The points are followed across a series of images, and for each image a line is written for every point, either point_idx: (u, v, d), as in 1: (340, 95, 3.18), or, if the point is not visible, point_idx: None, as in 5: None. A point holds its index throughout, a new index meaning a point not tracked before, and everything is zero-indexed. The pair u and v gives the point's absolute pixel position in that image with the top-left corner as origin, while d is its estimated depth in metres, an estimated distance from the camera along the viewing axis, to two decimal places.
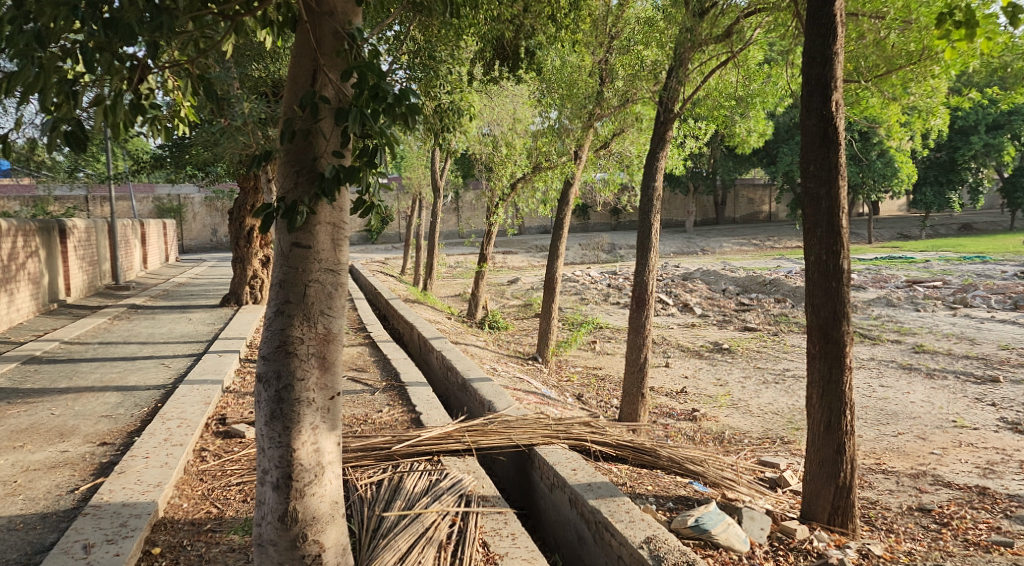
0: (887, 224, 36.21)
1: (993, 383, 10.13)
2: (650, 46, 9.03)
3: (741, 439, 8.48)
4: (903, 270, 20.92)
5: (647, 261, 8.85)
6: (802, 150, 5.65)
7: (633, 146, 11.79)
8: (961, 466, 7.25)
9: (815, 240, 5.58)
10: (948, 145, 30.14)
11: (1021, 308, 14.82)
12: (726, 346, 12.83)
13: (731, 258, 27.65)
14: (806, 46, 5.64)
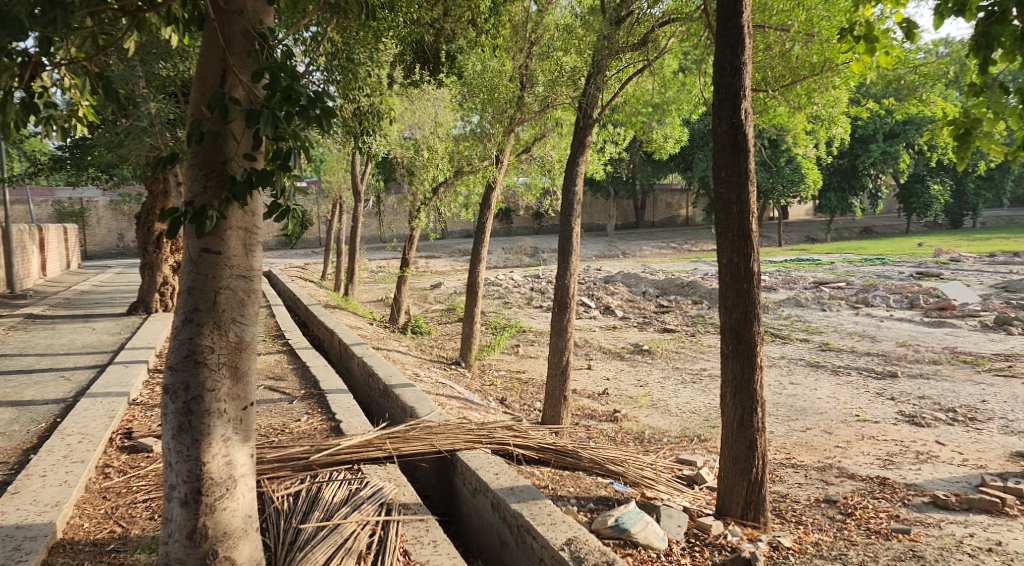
0: (796, 227, 37.48)
1: (893, 378, 10.59)
2: (568, 52, 9.17)
3: (660, 438, 8.66)
4: (811, 271, 21.71)
5: (567, 265, 8.95)
6: (714, 156, 5.82)
7: (554, 150, 11.94)
8: (864, 458, 7.56)
9: (727, 243, 5.76)
10: (850, 152, 31.43)
11: (918, 307, 15.56)
12: (646, 348, 13.06)
13: (651, 261, 28.13)
14: (717, 56, 5.81)
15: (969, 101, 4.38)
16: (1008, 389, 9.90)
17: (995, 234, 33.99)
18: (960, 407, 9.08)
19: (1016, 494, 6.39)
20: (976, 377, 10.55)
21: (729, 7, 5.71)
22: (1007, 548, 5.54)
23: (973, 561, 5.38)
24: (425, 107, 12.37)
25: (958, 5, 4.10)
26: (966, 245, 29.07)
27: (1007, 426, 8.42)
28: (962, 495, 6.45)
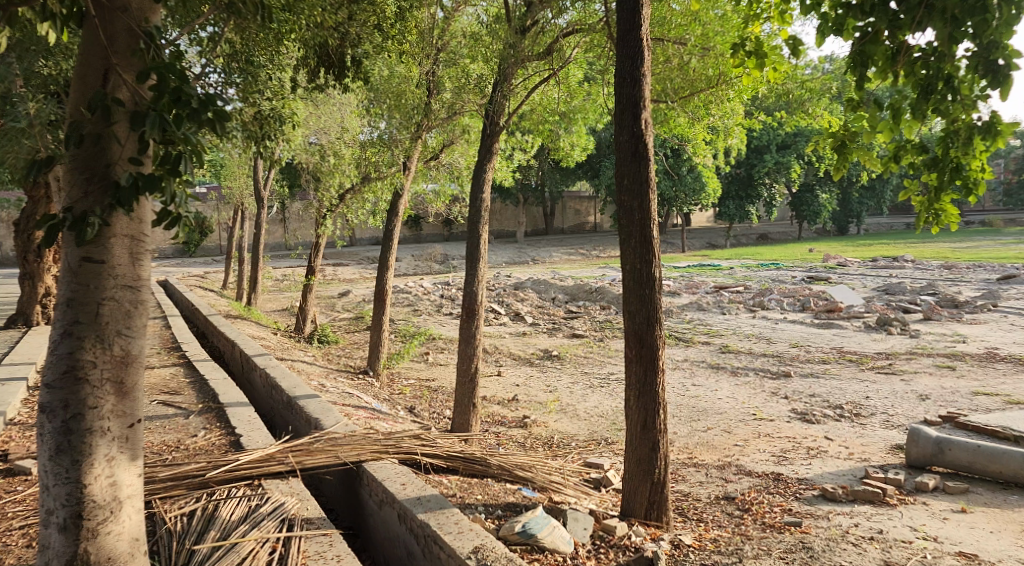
0: (698, 233, 38.53)
1: (788, 378, 10.97)
2: (476, 60, 9.22)
3: (568, 442, 8.73)
4: (711, 276, 22.38)
5: (475, 272, 8.93)
6: (616, 164, 5.91)
7: (463, 157, 11.93)
8: (760, 455, 7.79)
9: (630, 249, 5.86)
10: (747, 162, 32.58)
11: (810, 309, 16.20)
12: (555, 353, 13.17)
13: (560, 267, 28.39)
14: (617, 67, 5.90)
15: (847, 116, 4.62)
16: (889, 385, 10.40)
17: (878, 240, 35.78)
18: (848, 404, 9.48)
19: (897, 484, 6.71)
20: (862, 374, 11.05)
21: (630, 19, 5.82)
22: (887, 535, 5.81)
23: (860, 550, 5.59)
24: (331, 112, 12.17)
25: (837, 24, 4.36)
26: (853, 250, 30.48)
27: (889, 420, 8.83)
28: (849, 487, 6.73)
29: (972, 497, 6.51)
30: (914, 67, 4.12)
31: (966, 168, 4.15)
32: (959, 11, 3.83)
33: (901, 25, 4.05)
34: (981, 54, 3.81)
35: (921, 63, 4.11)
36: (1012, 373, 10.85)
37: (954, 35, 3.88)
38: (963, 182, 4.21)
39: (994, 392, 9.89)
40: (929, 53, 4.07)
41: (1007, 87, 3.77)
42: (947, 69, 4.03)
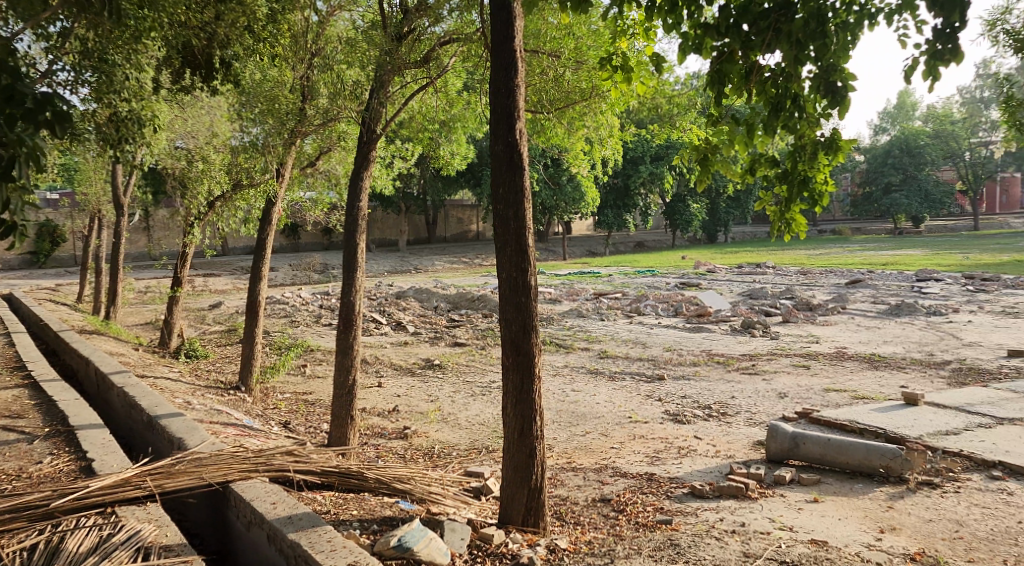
0: (578, 242, 39.21)
1: (662, 381, 11.22)
2: (352, 65, 8.92)
3: (449, 452, 8.63)
4: (591, 284, 22.75)
5: (352, 282, 8.64)
6: (491, 173, 5.88)
7: (340, 165, 11.69)
8: (634, 457, 7.92)
9: (505, 257, 5.84)
10: (623, 172, 33.42)
11: (683, 314, 16.70)
12: (437, 363, 13.05)
13: (442, 275, 28.24)
14: (491, 76, 5.88)
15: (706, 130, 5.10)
16: (753, 385, 10.81)
17: (743, 247, 37.38)
18: (716, 404, 9.78)
19: (758, 478, 6.95)
20: (729, 375, 11.44)
21: (503, 30, 5.80)
22: (748, 528, 6.00)
23: (724, 543, 5.77)
24: (199, 116, 11.71)
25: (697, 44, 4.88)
26: (721, 257, 31.68)
27: (753, 418, 9.16)
28: (715, 483, 6.92)
29: (824, 487, 6.83)
30: (766, 87, 4.73)
31: (812, 180, 4.81)
32: (803, 36, 4.36)
33: (753, 46, 4.54)
34: (823, 75, 4.50)
35: (771, 83, 4.72)
36: (860, 370, 11.49)
37: (798, 58, 4.39)
38: (810, 194, 4.88)
39: (845, 388, 10.44)
40: (778, 74, 4.68)
41: (844, 106, 4.55)
42: (792, 89, 4.63)
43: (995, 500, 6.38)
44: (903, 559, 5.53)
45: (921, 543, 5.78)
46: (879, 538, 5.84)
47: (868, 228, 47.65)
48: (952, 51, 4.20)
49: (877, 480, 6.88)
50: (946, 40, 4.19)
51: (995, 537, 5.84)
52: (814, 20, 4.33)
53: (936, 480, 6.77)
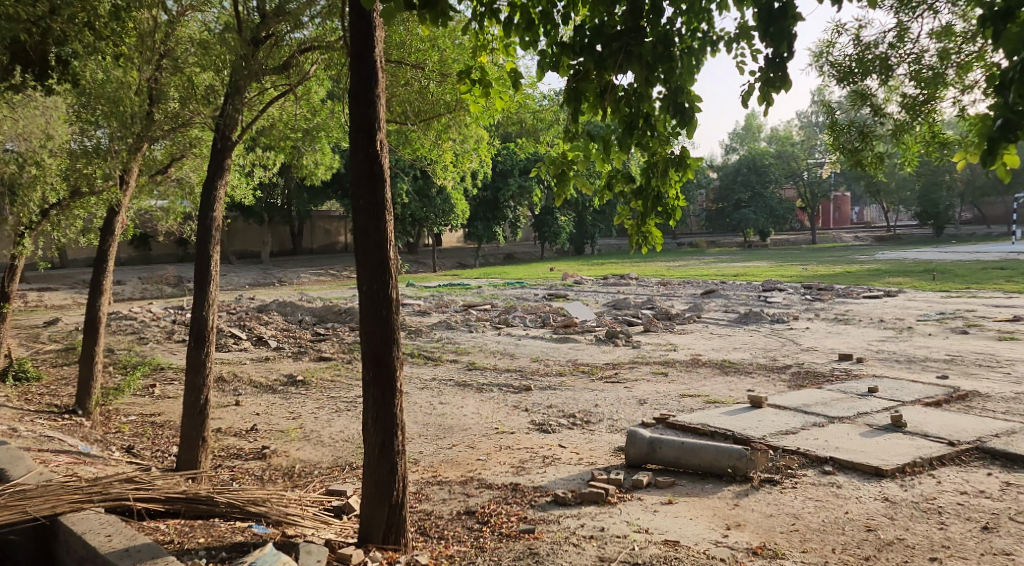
0: (447, 253, 39.15)
1: (528, 392, 11.23)
2: (206, 70, 8.52)
3: (310, 470, 8.29)
4: (460, 295, 22.69)
5: (205, 296, 8.11)
6: (351, 185, 5.68)
7: (194, 172, 11.14)
8: (500, 468, 7.84)
9: (366, 271, 5.64)
10: (492, 185, 33.73)
11: (550, 325, 16.85)
12: (300, 379, 12.58)
13: (308, 288, 27.46)
14: (351, 85, 5.68)
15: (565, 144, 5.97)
16: (615, 393, 10.98)
17: (608, 259, 38.36)
18: (579, 412, 9.87)
19: (617, 483, 7.02)
20: (593, 384, 11.58)
21: (362, 40, 5.64)
22: (606, 532, 6.05)
23: (581, 550, 5.78)
24: (33, 116, 10.55)
25: (554, 61, 5.58)
26: (586, 269, 32.34)
27: (614, 424, 9.29)
28: (577, 490, 6.94)
29: (678, 489, 6.96)
30: (620, 105, 5.35)
31: (664, 195, 5.71)
32: (652, 58, 5.00)
33: (606, 66, 5.14)
34: (673, 97, 5.17)
35: (625, 101, 5.35)
36: (713, 376, 11.88)
37: (649, 77, 5.06)
38: (663, 209, 5.83)
39: (699, 393, 10.77)
40: (631, 94, 5.31)
41: (690, 125, 5.18)
42: (643, 108, 5.39)
43: (826, 493, 6.67)
44: (746, 554, 5.69)
45: (763, 538, 5.96)
46: (725, 535, 5.99)
47: (722, 242, 49.93)
48: (780, 78, 4.79)
49: (725, 480, 7.07)
50: (774, 69, 4.79)
51: (826, 527, 6.09)
52: (661, 44, 4.97)
53: (777, 477, 7.03)
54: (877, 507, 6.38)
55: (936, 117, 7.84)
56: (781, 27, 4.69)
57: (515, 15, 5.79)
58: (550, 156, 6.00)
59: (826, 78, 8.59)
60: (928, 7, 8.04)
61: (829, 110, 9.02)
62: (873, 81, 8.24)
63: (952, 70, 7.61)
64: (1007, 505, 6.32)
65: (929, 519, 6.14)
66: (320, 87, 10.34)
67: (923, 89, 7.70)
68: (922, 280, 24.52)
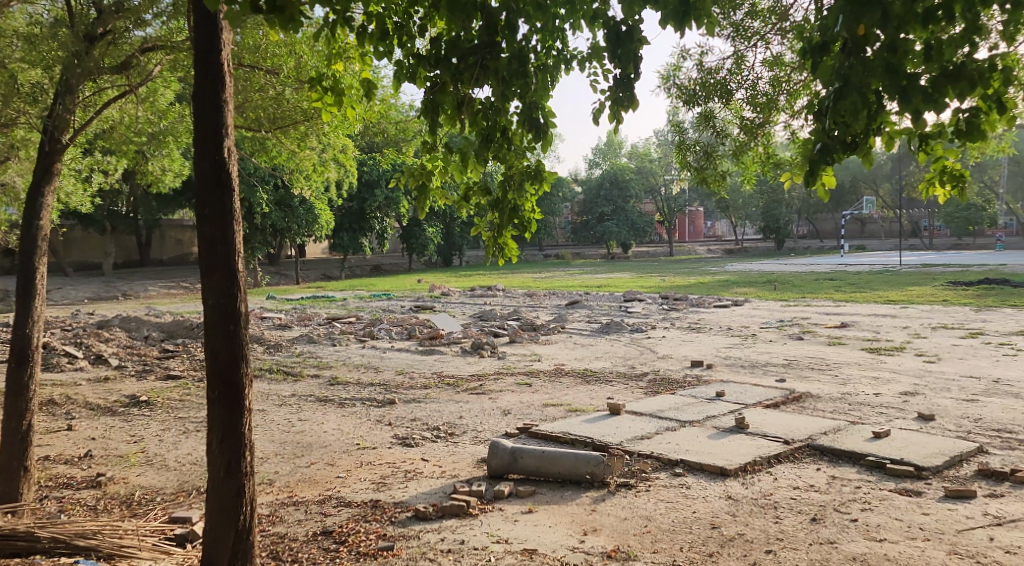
0: (311, 265, 38.19)
1: (392, 406, 10.93)
2: (32, 67, 7.98)
3: (151, 497, 7.72)
4: (323, 308, 22.11)
5: (29, 312, 7.38)
6: (194, 193, 5.28)
7: (20, 176, 10.26)
8: (360, 484, 7.49)
9: (212, 283, 5.26)
10: (358, 196, 33.35)
11: (416, 337, 16.60)
12: (143, 399, 11.80)
13: (155, 302, 26.04)
14: (194, 90, 5.29)
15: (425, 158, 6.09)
16: (479, 404, 10.86)
17: (476, 271, 38.48)
18: (443, 425, 9.68)
19: (479, 494, 6.87)
20: (458, 396, 11.41)
21: (207, 43, 5.28)
22: (465, 545, 5.92)
23: None
24: None
25: (410, 73, 5.53)
26: (454, 280, 32.29)
27: (478, 436, 9.15)
28: (437, 504, 6.76)
29: (538, 498, 6.90)
30: (477, 118, 5.40)
31: (520, 208, 6.06)
32: (507, 74, 5.06)
33: (463, 79, 5.12)
34: (527, 112, 5.36)
35: (483, 114, 5.41)
36: (576, 385, 11.97)
37: (506, 92, 5.11)
38: (520, 221, 6.15)
39: (561, 402, 10.81)
40: (488, 107, 5.37)
41: (546, 139, 5.44)
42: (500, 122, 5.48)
43: (676, 494, 6.78)
44: (600, 558, 5.69)
45: (617, 541, 5.98)
46: (582, 541, 5.97)
47: (587, 253, 51.04)
48: (629, 98, 5.12)
49: (583, 487, 7.08)
50: (624, 89, 5.12)
51: (676, 527, 6.17)
52: (516, 60, 5.05)
53: (632, 481, 7.10)
54: (722, 505, 6.52)
55: (771, 140, 8.58)
56: (629, 49, 5.03)
57: (370, 23, 5.67)
58: (408, 167, 6.05)
59: (673, 100, 8.84)
60: (761, 38, 8.45)
61: (678, 131, 9.33)
62: (716, 104, 8.64)
63: (784, 96, 8.37)
64: (834, 496, 6.59)
65: (766, 514, 6.32)
66: (166, 89, 9.72)
67: (759, 113, 8.43)
68: (767, 290, 25.88)
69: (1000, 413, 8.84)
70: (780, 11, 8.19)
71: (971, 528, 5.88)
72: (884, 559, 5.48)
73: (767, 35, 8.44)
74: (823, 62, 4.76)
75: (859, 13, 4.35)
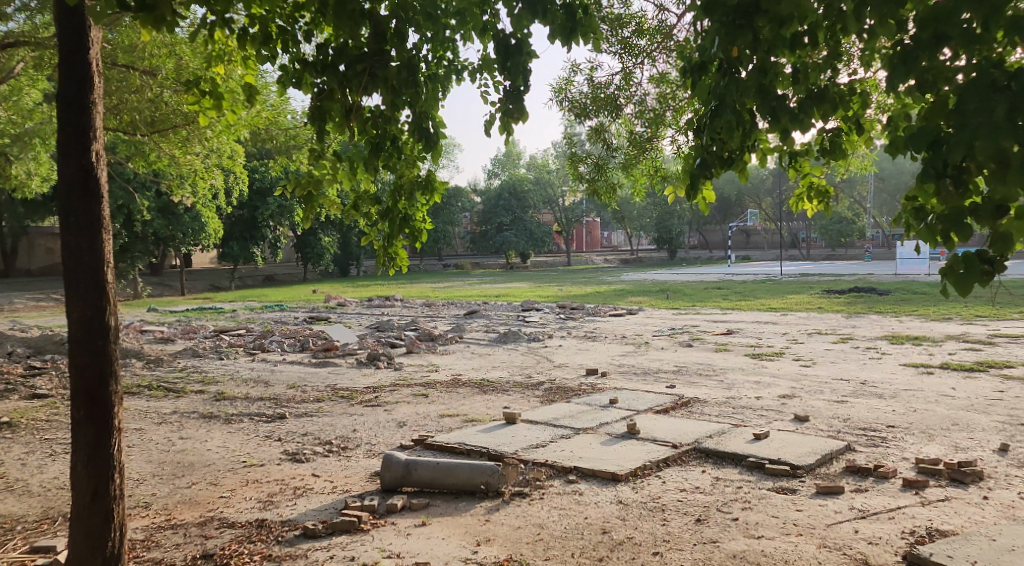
0: (198, 275, 36.94)
1: (282, 421, 10.62)
2: None
3: (12, 526, 7.24)
4: (211, 320, 21.41)
5: None
6: (59, 200, 5.00)
7: None
8: (245, 503, 7.23)
9: (76, 296, 4.98)
10: (249, 204, 32.55)
11: (309, 349, 16.24)
12: (8, 420, 11.09)
13: (24, 315, 24.63)
14: (58, 89, 5.00)
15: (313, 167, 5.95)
16: (373, 417, 10.67)
17: (373, 281, 38.08)
18: (335, 440, 9.47)
19: (371, 509, 6.74)
20: (352, 409, 11.18)
21: (72, 40, 4.99)
22: (354, 562, 5.79)
23: None
24: None
25: (296, 78, 5.39)
26: (351, 290, 31.86)
27: (371, 450, 8.99)
28: (327, 520, 6.60)
29: (431, 510, 6.82)
30: (367, 125, 5.29)
31: (410, 218, 6.04)
32: (397, 83, 5.03)
33: (350, 87, 5.02)
34: (417, 121, 5.32)
35: (372, 122, 5.32)
36: (472, 395, 11.92)
37: (394, 101, 5.05)
38: (410, 231, 6.07)
39: (456, 413, 10.74)
40: (377, 115, 5.29)
41: (435, 149, 5.42)
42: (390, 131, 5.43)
43: (569, 501, 6.82)
44: None
45: (509, 550, 5.96)
46: (474, 551, 5.93)
47: (486, 263, 51.23)
48: (518, 110, 5.14)
49: (477, 497, 7.04)
50: (513, 101, 5.12)
51: (568, 534, 6.20)
52: (406, 69, 5.02)
53: (525, 490, 7.11)
54: (613, 510, 6.59)
55: (658, 154, 8.82)
56: (519, 61, 5.06)
57: (253, 26, 5.44)
58: (294, 175, 5.90)
59: (564, 114, 8.95)
60: (648, 56, 8.65)
61: (570, 143, 9.44)
62: (605, 118, 8.79)
63: (671, 112, 8.64)
64: (717, 497, 6.76)
65: (655, 517, 6.42)
66: (32, 89, 9.34)
67: (647, 128, 8.65)
68: (660, 299, 26.57)
69: (867, 412, 9.29)
70: (665, 30, 8.41)
71: (840, 521, 6.13)
72: (761, 555, 5.64)
73: (654, 53, 8.66)
74: (701, 81, 5.04)
75: (733, 36, 4.52)
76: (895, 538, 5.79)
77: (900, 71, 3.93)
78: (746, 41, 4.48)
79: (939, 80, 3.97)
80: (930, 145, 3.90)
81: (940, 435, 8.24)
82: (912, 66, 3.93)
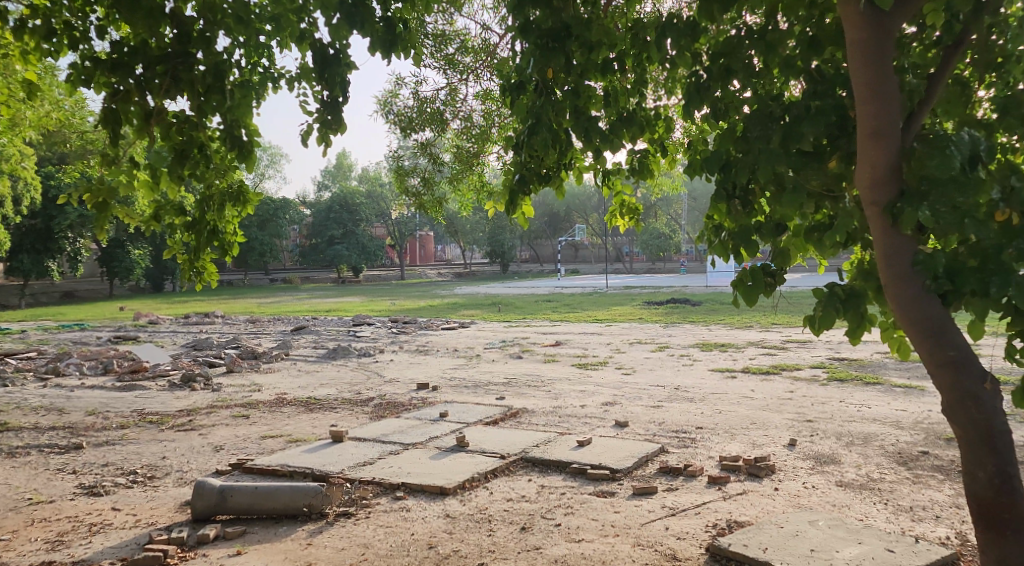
0: None
1: (78, 451, 9.80)
2: None
3: None
4: None
5: None
6: None
7: None
8: (29, 546, 6.59)
9: None
10: (43, 213, 30.13)
11: (112, 372, 15.14)
12: None
13: None
14: None
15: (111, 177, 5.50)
16: (186, 443, 10.06)
17: (190, 297, 36.17)
18: (140, 469, 8.83)
19: (178, 542, 6.32)
20: (160, 435, 10.50)
21: None
22: None
23: None
24: None
25: (85, 76, 4.95)
26: (165, 308, 30.09)
27: (181, 478, 8.46)
28: (127, 558, 6.13)
29: (248, 538, 6.48)
30: (172, 133, 5.03)
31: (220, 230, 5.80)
32: (202, 88, 4.77)
33: (154, 90, 4.70)
34: (228, 129, 5.05)
35: (179, 128, 5.05)
36: (295, 415, 11.49)
37: (198, 105, 4.75)
38: (219, 243, 5.91)
39: (278, 434, 10.31)
40: (184, 122, 5.03)
41: (249, 158, 5.13)
42: (197, 138, 5.13)
43: (395, 518, 6.67)
44: None
45: None
46: None
47: (316, 277, 49.91)
48: (336, 121, 5.00)
49: (299, 521, 6.76)
50: (331, 111, 4.98)
51: (393, 552, 6.05)
52: (212, 74, 4.78)
53: (350, 509, 6.90)
54: (439, 524, 6.50)
55: (484, 169, 8.88)
56: (335, 72, 4.93)
57: (34, 19, 4.97)
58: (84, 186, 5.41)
59: (390, 127, 8.82)
60: (473, 72, 8.69)
61: (396, 157, 9.32)
62: (431, 132, 8.75)
63: (495, 128, 8.73)
64: (541, 504, 6.82)
65: (480, 528, 6.39)
66: None
67: (473, 143, 8.70)
68: (489, 312, 26.80)
69: (680, 416, 9.71)
70: (489, 48, 8.48)
71: (653, 520, 6.34)
72: (580, 558, 5.73)
73: (478, 70, 8.71)
74: (518, 101, 4.99)
75: (547, 58, 4.56)
76: (700, 532, 6.04)
77: (694, 99, 4.44)
78: (559, 63, 4.56)
79: (731, 109, 4.48)
80: (721, 168, 4.23)
81: (742, 434, 8.73)
82: (705, 95, 4.44)
